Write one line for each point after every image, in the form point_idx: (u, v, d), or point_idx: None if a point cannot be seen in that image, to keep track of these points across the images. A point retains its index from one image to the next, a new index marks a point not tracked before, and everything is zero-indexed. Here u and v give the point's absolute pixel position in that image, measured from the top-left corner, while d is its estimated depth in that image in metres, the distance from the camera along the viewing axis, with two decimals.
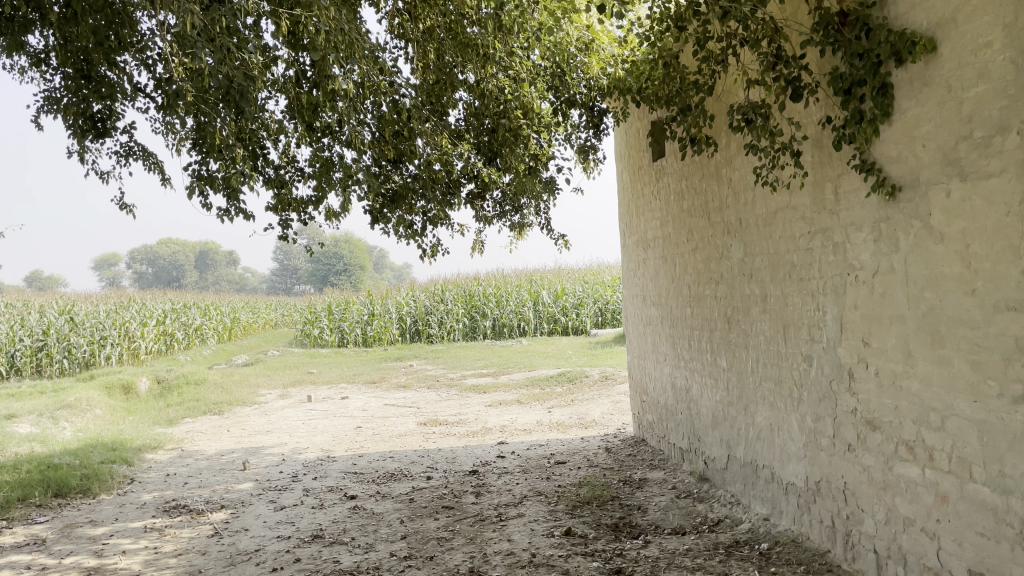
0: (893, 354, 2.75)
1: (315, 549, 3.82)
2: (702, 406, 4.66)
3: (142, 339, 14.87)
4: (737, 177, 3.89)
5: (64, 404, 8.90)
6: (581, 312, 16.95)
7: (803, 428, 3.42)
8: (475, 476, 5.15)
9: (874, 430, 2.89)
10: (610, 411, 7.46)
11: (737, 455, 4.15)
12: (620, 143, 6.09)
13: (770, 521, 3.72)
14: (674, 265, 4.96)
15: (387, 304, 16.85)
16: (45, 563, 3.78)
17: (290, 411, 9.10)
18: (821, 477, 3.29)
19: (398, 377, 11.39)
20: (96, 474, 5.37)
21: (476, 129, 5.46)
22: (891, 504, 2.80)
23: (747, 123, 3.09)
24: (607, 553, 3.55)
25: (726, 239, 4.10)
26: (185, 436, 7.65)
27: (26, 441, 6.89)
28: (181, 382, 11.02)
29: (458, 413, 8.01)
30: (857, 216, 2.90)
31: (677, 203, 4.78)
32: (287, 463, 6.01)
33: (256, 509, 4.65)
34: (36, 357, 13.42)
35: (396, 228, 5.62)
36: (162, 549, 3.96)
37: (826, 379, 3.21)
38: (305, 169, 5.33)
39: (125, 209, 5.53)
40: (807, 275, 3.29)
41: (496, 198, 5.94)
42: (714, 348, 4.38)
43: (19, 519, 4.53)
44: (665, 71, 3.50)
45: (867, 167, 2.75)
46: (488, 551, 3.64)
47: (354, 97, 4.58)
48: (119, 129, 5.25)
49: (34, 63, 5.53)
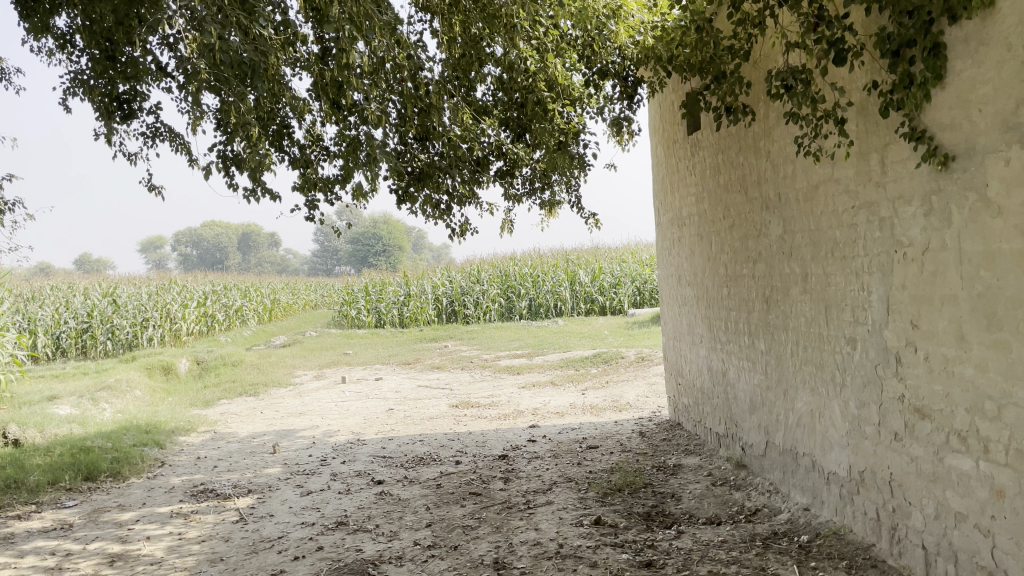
0: (944, 338, 2.55)
1: (338, 537, 3.74)
2: (739, 389, 4.47)
3: (183, 321, 15.02)
4: (776, 149, 3.67)
5: (105, 385, 8.99)
6: (619, 292, 16.70)
7: (846, 415, 3.23)
8: (505, 461, 5.03)
9: (923, 419, 2.69)
10: (645, 394, 7.29)
11: (776, 442, 3.97)
12: (654, 116, 5.84)
13: (810, 511, 3.54)
14: (710, 244, 4.75)
15: (423, 284, 16.78)
16: (70, 549, 3.77)
17: (325, 392, 9.08)
18: (865, 467, 3.10)
19: (431, 359, 11.32)
20: (127, 457, 5.37)
21: (505, 105, 5.31)
22: (941, 497, 2.61)
23: (786, 90, 2.88)
24: (637, 545, 3.39)
25: (764, 216, 3.89)
26: (219, 418, 7.67)
27: (65, 423, 6.95)
28: (218, 364, 11.07)
29: (491, 395, 7.91)
30: (906, 189, 2.69)
31: (713, 177, 4.56)
32: (317, 446, 5.96)
33: (283, 494, 4.60)
34: (81, 338, 13.65)
35: (424, 208, 5.49)
36: (187, 535, 3.92)
37: (871, 363, 3.01)
38: (330, 149, 5.22)
39: (153, 191, 5.48)
40: (851, 252, 3.09)
41: (525, 175, 5.77)
42: (752, 330, 4.19)
43: (48, 504, 4.54)
44: (698, 36, 3.28)
45: (917, 135, 2.54)
46: (514, 541, 3.51)
47: (377, 73, 4.44)
48: (145, 110, 5.19)
49: (61, 44, 5.49)
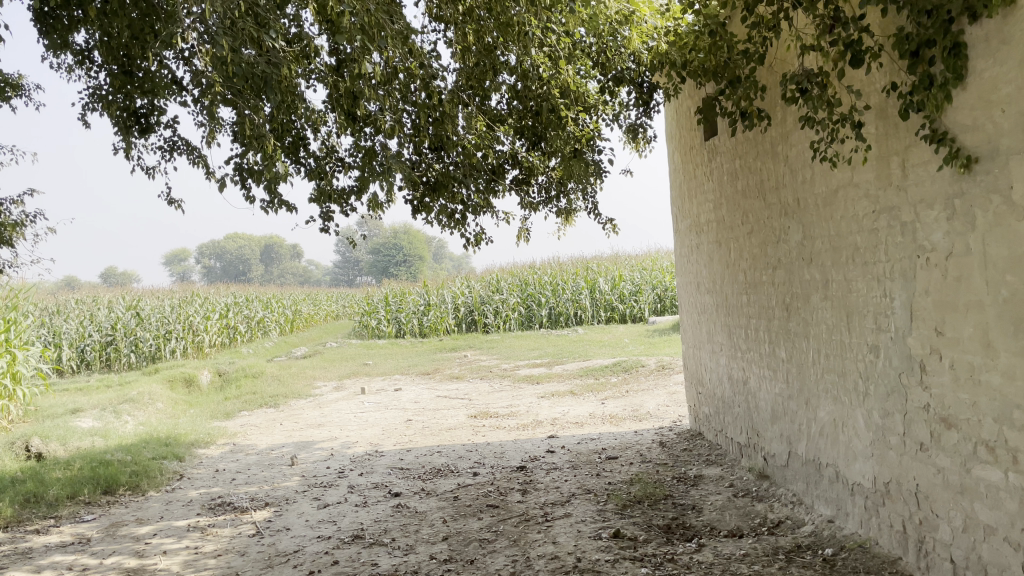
0: (970, 345, 2.47)
1: (354, 551, 3.70)
2: (760, 398, 4.39)
3: (205, 334, 15.10)
4: (794, 153, 3.61)
5: (127, 398, 9.05)
6: (640, 299, 16.61)
7: (869, 425, 3.15)
8: (523, 473, 4.98)
9: (949, 428, 2.61)
10: (666, 403, 7.21)
11: (798, 452, 3.89)
12: (670, 122, 5.78)
13: (835, 523, 3.46)
14: (729, 251, 4.69)
15: (442, 294, 16.78)
16: (87, 563, 3.77)
17: (344, 403, 9.08)
18: (890, 478, 3.02)
19: (451, 369, 11.30)
20: (146, 470, 5.39)
21: (520, 113, 5.28)
22: (969, 510, 2.53)
23: (801, 94, 2.77)
24: (657, 559, 3.33)
25: (783, 221, 3.82)
26: (239, 430, 7.69)
27: (87, 436, 6.98)
28: (239, 375, 11.10)
29: (510, 405, 7.86)
30: (928, 192, 2.62)
31: (731, 183, 4.50)
32: (335, 458, 5.94)
33: (299, 506, 4.58)
34: (105, 351, 13.77)
35: (439, 219, 5.47)
36: (203, 549, 3.90)
37: (895, 372, 2.93)
38: (345, 160, 5.21)
39: (172, 204, 5.50)
40: (872, 258, 3.01)
41: (541, 183, 5.73)
42: (773, 338, 4.11)
43: (67, 518, 4.56)
44: (711, 41, 3.19)
45: (938, 137, 2.47)
46: (531, 555, 3.46)
47: (390, 82, 4.42)
48: (163, 125, 5.21)
49: (80, 60, 5.53)
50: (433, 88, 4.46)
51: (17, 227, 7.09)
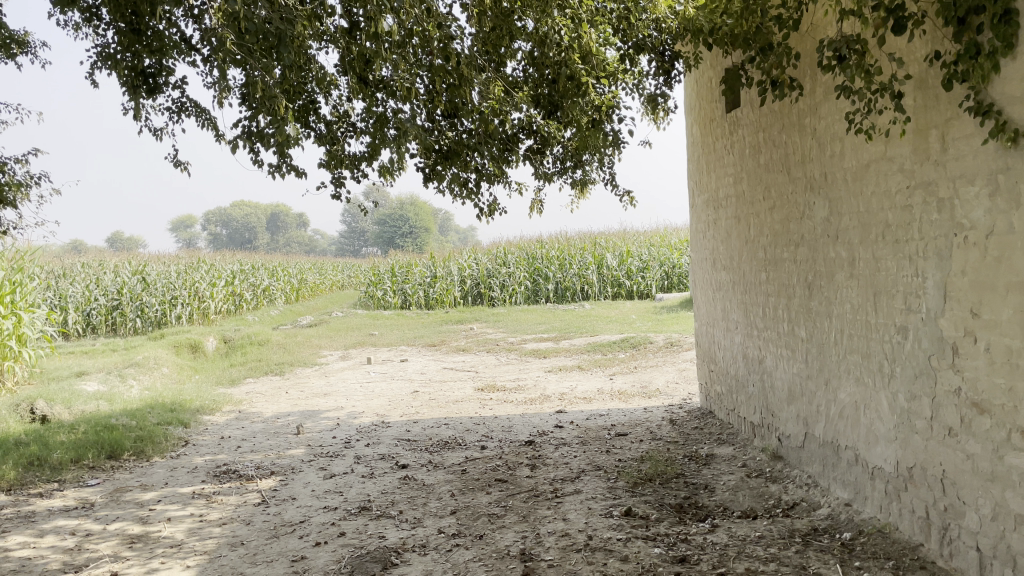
0: (1009, 328, 2.37)
1: (361, 522, 3.64)
2: (776, 378, 4.30)
3: (211, 300, 15.04)
4: (823, 126, 3.50)
5: (132, 362, 9.01)
6: (647, 276, 16.48)
7: (894, 408, 3.06)
8: (532, 447, 4.91)
9: (981, 414, 2.52)
10: (674, 380, 7.14)
11: (815, 434, 3.81)
12: (690, 93, 5.65)
13: (852, 507, 3.39)
14: (748, 227, 4.57)
15: (449, 266, 16.68)
16: (90, 529, 3.72)
17: (350, 373, 9.03)
18: (914, 462, 2.94)
19: (457, 341, 11.24)
20: (151, 436, 5.33)
21: (537, 81, 5.16)
22: (1000, 498, 2.45)
23: (838, 62, 2.63)
24: (670, 539, 3.26)
25: (808, 197, 3.71)
26: (244, 397, 7.65)
27: (92, 399, 6.94)
28: (245, 342, 11.06)
29: (517, 379, 7.80)
30: (969, 167, 2.51)
31: (753, 157, 4.38)
32: (341, 428, 5.88)
33: (305, 476, 4.53)
34: (110, 315, 13.75)
35: (452, 188, 5.36)
36: (207, 517, 3.85)
37: (924, 354, 2.83)
38: (357, 125, 5.08)
39: (181, 166, 5.40)
40: (904, 236, 2.90)
41: (556, 153, 5.61)
42: (792, 316, 4.02)
43: (70, 482, 4.51)
44: (744, 4, 3.05)
45: (983, 109, 2.34)
46: (542, 531, 3.40)
47: (405, 44, 4.28)
48: (171, 85, 5.08)
49: (88, 17, 5.38)
50: (449, 51, 4.31)
51: (22, 187, 7.00)
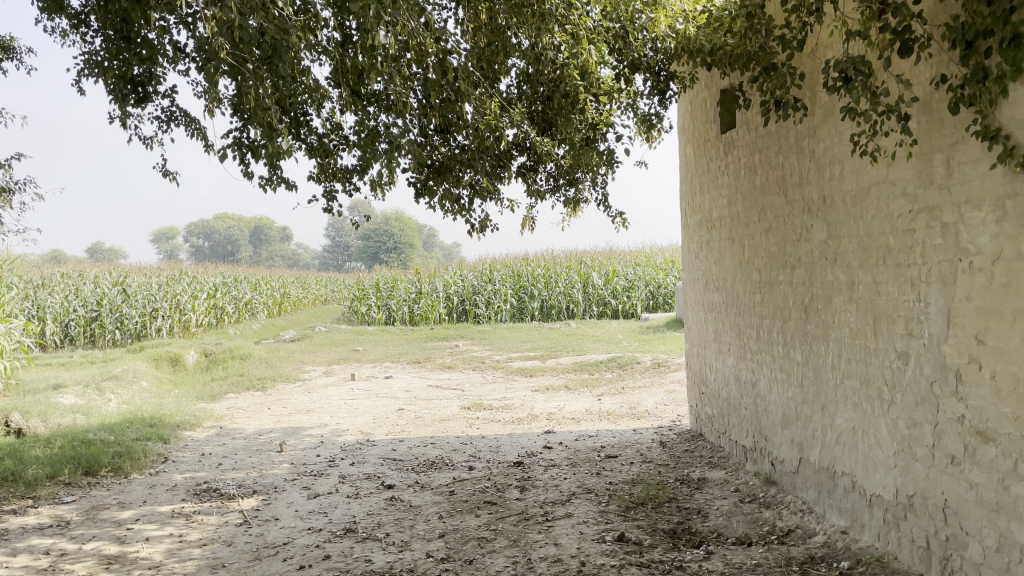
0: (1016, 356, 2.32)
1: (346, 545, 3.54)
2: (770, 402, 4.25)
3: (192, 312, 14.83)
4: (822, 148, 3.47)
5: (111, 375, 8.84)
6: (632, 295, 16.46)
7: (893, 434, 3.02)
8: (520, 468, 4.83)
9: (986, 443, 2.48)
10: (663, 401, 7.08)
11: (811, 459, 3.76)
12: (684, 114, 5.64)
13: (849, 535, 3.33)
14: (742, 248, 4.54)
15: (434, 282, 16.58)
16: (65, 549, 3.59)
17: (333, 389, 8.90)
18: (914, 490, 2.89)
19: (442, 358, 11.13)
20: (129, 452, 5.20)
21: (530, 98, 5.12)
22: (1005, 529, 2.40)
23: (844, 83, 2.60)
24: (665, 566, 3.18)
25: (805, 219, 3.68)
26: (225, 413, 7.50)
27: (69, 412, 6.78)
28: (226, 356, 10.89)
29: (504, 397, 7.71)
30: (975, 192, 2.48)
31: (748, 178, 4.36)
32: (325, 446, 5.77)
33: (288, 495, 4.42)
34: (89, 327, 13.52)
35: (443, 204, 5.30)
36: (187, 538, 3.73)
37: (926, 381, 2.79)
38: (349, 138, 5.01)
39: (169, 176, 5.31)
40: (906, 260, 2.87)
41: (549, 171, 5.57)
42: (787, 339, 3.98)
43: (45, 498, 4.38)
44: (748, 23, 3.02)
45: (992, 133, 2.30)
46: (533, 556, 3.31)
47: (399, 57, 4.22)
48: (160, 94, 4.98)
49: (75, 24, 5.29)
50: (445, 65, 4.25)
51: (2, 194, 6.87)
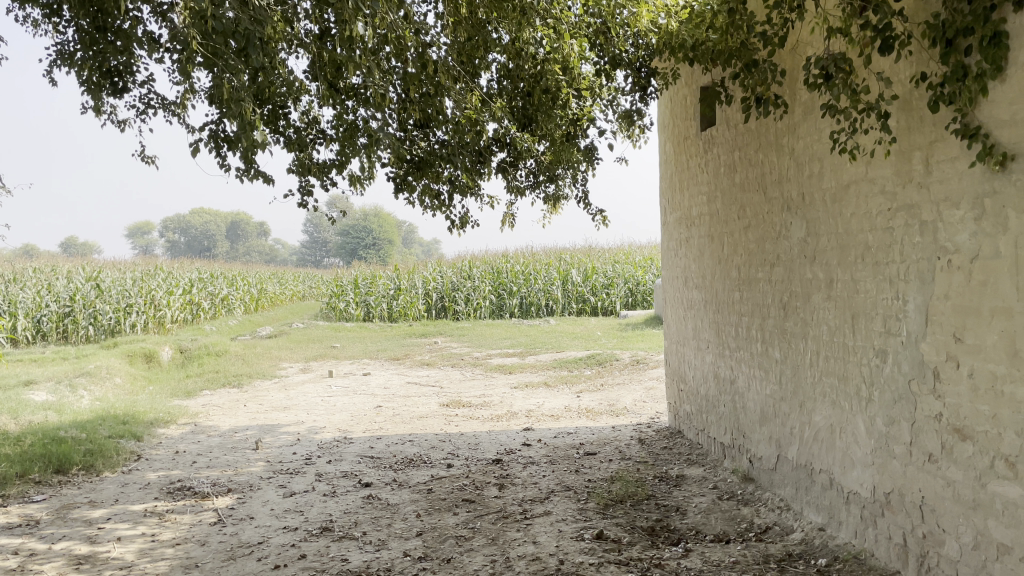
0: (993, 354, 2.33)
1: (322, 544, 3.50)
2: (748, 399, 4.26)
3: (168, 308, 14.65)
4: (801, 146, 3.47)
5: (84, 371, 8.70)
6: (611, 292, 16.47)
7: (871, 432, 3.03)
8: (499, 466, 4.81)
9: (963, 440, 2.48)
10: (642, 399, 7.08)
11: (789, 456, 3.76)
12: (664, 111, 5.64)
13: (827, 532, 3.34)
14: (722, 246, 4.54)
15: (413, 278, 16.50)
16: (34, 549, 3.52)
17: (311, 386, 8.83)
18: (892, 488, 2.89)
19: (421, 355, 11.09)
20: (101, 450, 5.11)
21: (511, 93, 5.10)
22: (982, 526, 2.41)
23: (825, 80, 2.59)
24: (643, 564, 3.17)
25: (784, 217, 3.68)
26: (200, 410, 7.41)
27: (40, 409, 6.67)
28: (202, 353, 10.76)
29: (483, 394, 7.68)
30: (954, 190, 2.48)
31: (728, 175, 4.36)
32: (302, 443, 5.72)
33: (264, 494, 4.36)
34: (62, 322, 13.31)
35: (423, 200, 5.26)
36: (160, 537, 3.67)
37: (904, 378, 2.80)
38: (328, 131, 4.95)
39: (148, 162, 5.23)
40: (885, 257, 2.87)
41: (530, 167, 5.55)
42: (766, 337, 3.98)
43: (15, 497, 4.29)
44: (729, 20, 3.01)
45: (971, 132, 2.30)
46: (511, 555, 3.29)
47: (378, 51, 4.17)
48: (137, 83, 4.90)
49: (47, 13, 5.18)
50: (425, 58, 4.20)
51: None
